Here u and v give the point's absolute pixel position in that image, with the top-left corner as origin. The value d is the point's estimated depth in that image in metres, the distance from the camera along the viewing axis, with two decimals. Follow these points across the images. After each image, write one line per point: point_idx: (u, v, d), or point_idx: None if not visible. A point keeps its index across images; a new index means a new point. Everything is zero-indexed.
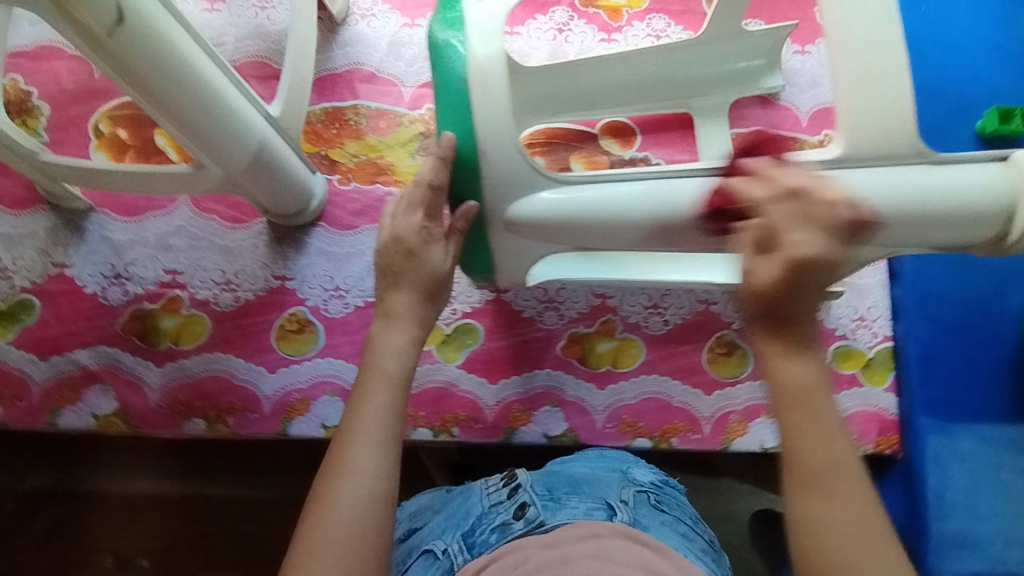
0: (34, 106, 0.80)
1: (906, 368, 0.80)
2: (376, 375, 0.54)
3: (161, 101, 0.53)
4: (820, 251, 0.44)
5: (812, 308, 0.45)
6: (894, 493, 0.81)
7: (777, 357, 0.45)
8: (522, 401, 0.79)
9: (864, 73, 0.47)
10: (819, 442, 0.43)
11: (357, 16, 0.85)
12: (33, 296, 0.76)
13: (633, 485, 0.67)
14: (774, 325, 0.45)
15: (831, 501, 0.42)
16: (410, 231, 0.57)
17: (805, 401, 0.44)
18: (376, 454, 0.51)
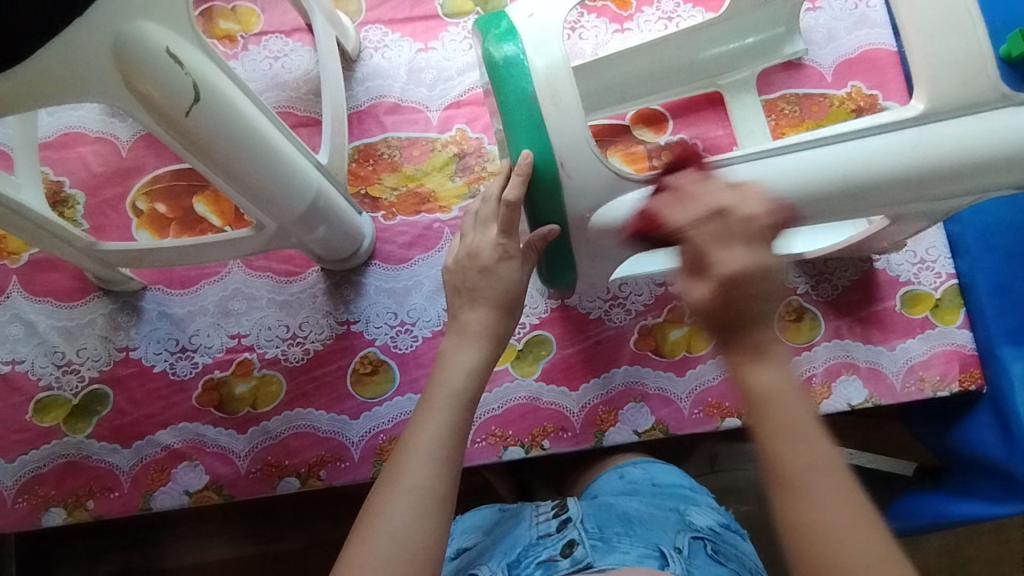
0: (68, 195, 0.79)
1: (977, 302, 0.79)
2: (444, 393, 0.50)
3: (234, 174, 0.52)
4: (750, 264, 0.44)
5: (769, 314, 0.44)
6: (984, 428, 0.79)
7: (743, 361, 0.44)
8: (606, 403, 0.78)
9: (935, 32, 0.52)
10: (798, 445, 0.41)
11: (370, 50, 0.85)
12: (104, 385, 0.75)
13: (690, 530, 0.62)
14: (725, 329, 0.44)
15: (816, 504, 0.40)
16: (486, 246, 0.56)
17: (779, 404, 0.42)
18: (435, 473, 0.47)
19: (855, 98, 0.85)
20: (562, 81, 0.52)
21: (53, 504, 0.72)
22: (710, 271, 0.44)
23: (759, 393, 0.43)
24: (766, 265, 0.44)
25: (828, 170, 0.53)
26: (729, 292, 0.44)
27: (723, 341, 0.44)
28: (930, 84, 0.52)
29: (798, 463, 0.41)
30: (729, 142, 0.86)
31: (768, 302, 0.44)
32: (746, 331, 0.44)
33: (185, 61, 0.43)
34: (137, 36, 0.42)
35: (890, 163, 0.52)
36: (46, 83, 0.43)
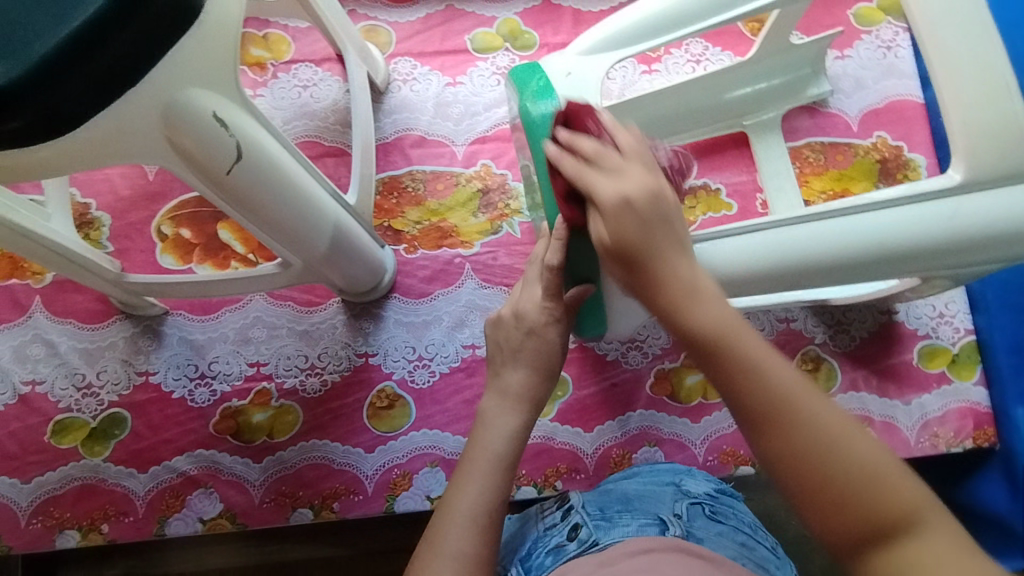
0: (95, 217, 0.80)
1: (994, 361, 0.79)
2: (482, 455, 0.53)
3: (271, 223, 0.53)
4: (632, 183, 0.44)
5: (674, 242, 0.44)
6: (995, 485, 0.79)
7: (672, 309, 0.43)
8: (621, 445, 0.78)
9: (981, 97, 0.52)
10: (754, 380, 0.40)
11: (399, 82, 0.86)
12: (123, 409, 0.76)
13: (688, 497, 0.65)
14: (635, 265, 0.44)
15: (794, 435, 0.39)
16: (532, 308, 0.57)
17: (721, 341, 0.41)
18: (476, 540, 0.48)
19: (881, 148, 0.86)
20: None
21: (67, 526, 0.73)
22: (608, 219, 0.44)
23: (704, 337, 0.42)
24: (645, 185, 0.45)
25: (863, 237, 0.52)
26: (617, 220, 0.44)
27: (649, 296, 0.44)
28: (968, 150, 0.52)
29: (764, 395, 0.40)
30: (753, 188, 0.85)
31: (668, 232, 0.44)
32: (661, 283, 0.43)
33: (230, 124, 0.44)
34: (186, 103, 0.43)
35: (927, 231, 0.52)
36: (94, 147, 0.44)
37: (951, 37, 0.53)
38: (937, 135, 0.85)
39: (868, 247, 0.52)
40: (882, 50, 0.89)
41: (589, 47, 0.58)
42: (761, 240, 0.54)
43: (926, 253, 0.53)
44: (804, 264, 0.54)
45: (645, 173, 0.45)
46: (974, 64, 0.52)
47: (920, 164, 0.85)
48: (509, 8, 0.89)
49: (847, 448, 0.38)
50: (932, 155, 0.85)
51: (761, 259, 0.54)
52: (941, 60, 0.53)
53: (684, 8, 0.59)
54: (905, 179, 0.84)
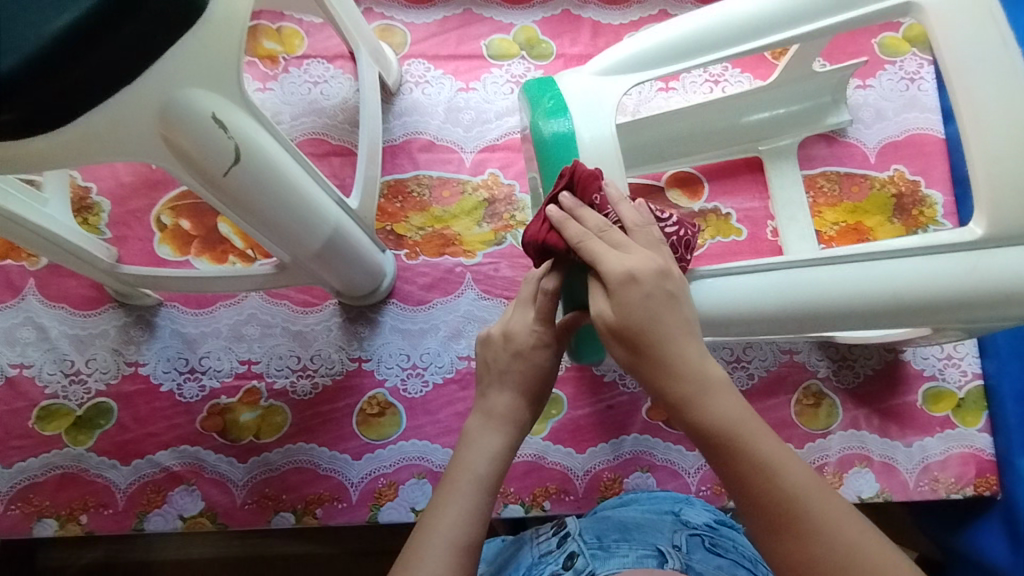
0: (94, 202, 0.79)
1: (1000, 409, 0.77)
2: (467, 477, 0.51)
3: (270, 226, 0.52)
4: (641, 261, 0.45)
5: (688, 330, 0.45)
6: (994, 535, 0.77)
7: (694, 427, 0.43)
8: (613, 469, 0.77)
9: (1009, 149, 0.50)
10: (767, 477, 0.41)
11: (411, 84, 0.85)
12: (109, 399, 0.75)
13: (687, 528, 0.64)
14: (644, 355, 0.44)
15: (809, 540, 0.40)
16: (523, 330, 0.55)
17: (735, 443, 0.42)
18: (451, 562, 0.47)
19: (898, 182, 0.84)
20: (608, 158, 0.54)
21: (46, 514, 0.72)
22: (616, 305, 0.44)
23: (717, 432, 0.43)
24: (652, 267, 0.45)
25: (878, 286, 0.51)
26: (630, 320, 0.44)
27: (655, 383, 0.44)
28: (990, 204, 0.50)
29: (777, 497, 0.41)
30: (764, 216, 0.83)
31: (673, 316, 0.44)
32: (675, 375, 0.43)
33: (230, 126, 0.44)
34: (186, 103, 0.42)
35: (943, 284, 0.50)
36: (90, 142, 0.43)
37: (982, 84, 0.51)
38: (956, 172, 0.83)
39: (883, 295, 0.51)
40: (906, 82, 0.87)
41: (608, 66, 0.57)
42: (772, 280, 0.52)
43: (941, 307, 0.51)
44: (816, 309, 0.52)
45: (651, 252, 0.46)
46: (1006, 113, 0.51)
47: (937, 201, 0.83)
48: (528, 15, 0.87)
49: (868, 553, 0.39)
50: (949, 193, 0.83)
51: (772, 300, 0.52)
52: (970, 106, 0.51)
53: (709, 33, 0.57)
54: (921, 216, 0.82)
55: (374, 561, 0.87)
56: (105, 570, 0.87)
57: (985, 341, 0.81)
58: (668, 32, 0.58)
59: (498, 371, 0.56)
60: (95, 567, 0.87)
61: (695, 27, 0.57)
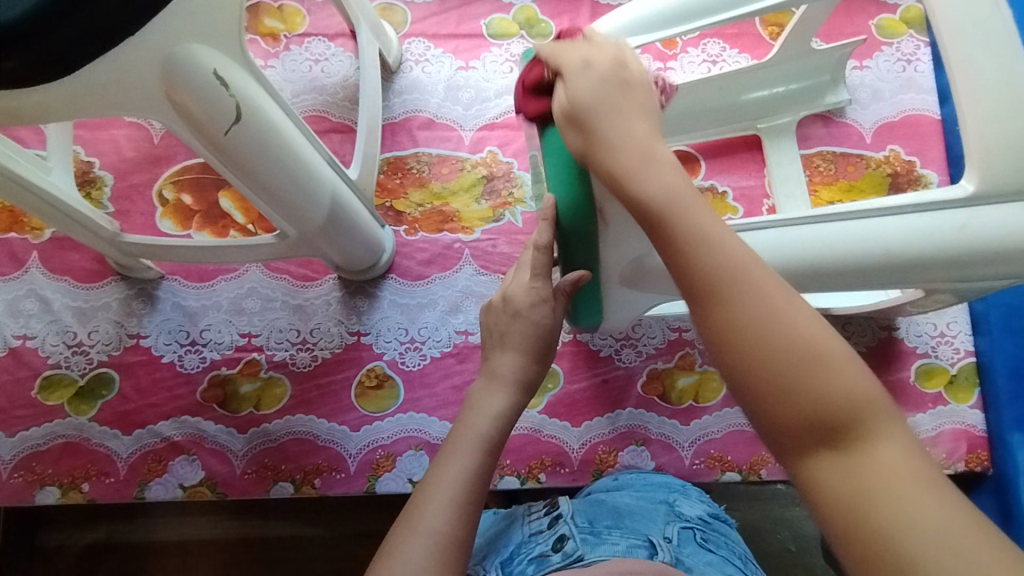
0: (97, 176, 0.80)
1: (993, 385, 0.78)
2: (467, 435, 0.53)
3: (270, 192, 0.53)
4: (602, 49, 0.49)
5: (638, 113, 0.46)
6: (984, 511, 0.78)
7: (627, 176, 0.43)
8: (608, 442, 0.78)
9: (1001, 111, 0.51)
10: (701, 233, 0.40)
11: (411, 63, 0.85)
12: (111, 370, 0.76)
13: (679, 520, 0.65)
14: (582, 122, 0.46)
15: (734, 307, 0.37)
16: (520, 291, 0.57)
17: (669, 207, 0.41)
18: (453, 516, 0.48)
19: (893, 162, 0.84)
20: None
21: (48, 483, 0.73)
22: (571, 83, 0.47)
23: (654, 204, 0.42)
24: (610, 57, 0.48)
25: (870, 241, 0.52)
26: (580, 89, 0.47)
27: (602, 167, 0.45)
28: (984, 165, 0.51)
29: (711, 270, 0.38)
30: (760, 194, 0.84)
31: (628, 99, 0.47)
32: (617, 150, 0.44)
33: (231, 84, 0.44)
34: (188, 58, 0.43)
35: (935, 241, 0.51)
36: (93, 95, 0.44)
37: (977, 52, 0.52)
38: (951, 152, 0.83)
39: (874, 252, 0.52)
40: (902, 63, 0.88)
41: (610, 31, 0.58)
42: (763, 238, 0.54)
43: (932, 265, 0.52)
44: (808, 266, 0.53)
45: (614, 48, 0.49)
46: (998, 78, 0.51)
47: (932, 181, 0.84)
48: None
49: (799, 325, 0.36)
50: (945, 173, 0.84)
51: (762, 257, 0.53)
52: (965, 71, 0.52)
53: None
54: None
55: (371, 536, 0.88)
56: (108, 545, 0.88)
57: (977, 319, 0.81)
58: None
59: (501, 333, 0.58)
60: (98, 542, 0.88)
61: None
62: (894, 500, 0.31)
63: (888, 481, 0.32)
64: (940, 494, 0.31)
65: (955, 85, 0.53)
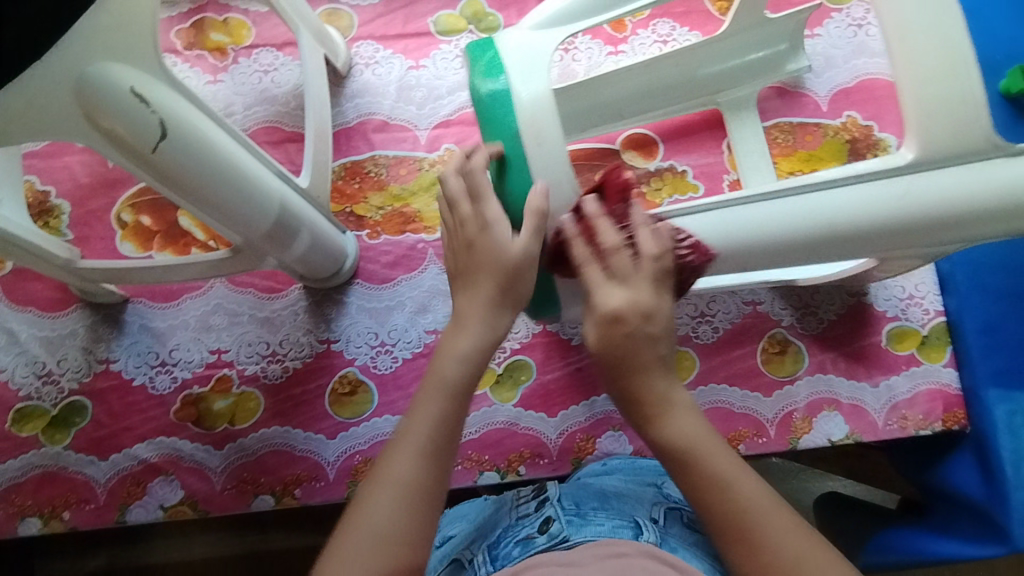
0: (54, 205, 0.79)
1: (964, 341, 0.78)
2: (434, 382, 0.52)
3: (218, 209, 0.53)
4: (635, 301, 0.52)
5: (658, 359, 0.52)
6: (965, 469, 0.77)
7: (659, 419, 0.51)
8: (585, 430, 0.78)
9: (943, 69, 0.49)
10: (717, 479, 0.49)
11: (361, 66, 0.85)
12: (83, 397, 0.75)
13: (667, 502, 0.65)
14: (618, 366, 0.52)
15: (761, 548, 0.47)
16: (468, 221, 0.54)
17: (691, 454, 0.50)
18: (415, 466, 0.48)
19: (850, 128, 0.84)
20: (542, 113, 0.53)
21: (29, 513, 0.73)
22: (599, 334, 0.52)
23: (677, 445, 0.51)
24: (630, 302, 0.52)
25: (805, 218, 0.53)
26: (617, 328, 0.52)
27: (636, 408, 0.52)
28: (925, 130, 0.50)
29: (738, 513, 0.48)
30: (721, 170, 0.84)
31: (649, 351, 0.52)
32: (662, 401, 0.52)
33: (151, 100, 0.45)
34: (102, 77, 0.43)
35: (862, 214, 0.52)
36: (14, 121, 0.44)
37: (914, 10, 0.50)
38: None
39: (813, 226, 0.53)
40: (853, 29, 0.87)
41: (541, 23, 0.58)
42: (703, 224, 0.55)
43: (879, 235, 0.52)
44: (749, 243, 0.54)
45: (650, 292, 0.52)
46: (935, 37, 0.49)
47: (891, 144, 0.83)
48: None
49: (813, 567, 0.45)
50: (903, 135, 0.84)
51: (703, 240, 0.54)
52: (899, 30, 0.50)
53: None
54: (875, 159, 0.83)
55: None
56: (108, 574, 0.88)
57: (945, 278, 0.81)
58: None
59: (465, 268, 0.54)
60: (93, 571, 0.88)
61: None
62: None
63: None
64: None
65: (888, 38, 0.51)
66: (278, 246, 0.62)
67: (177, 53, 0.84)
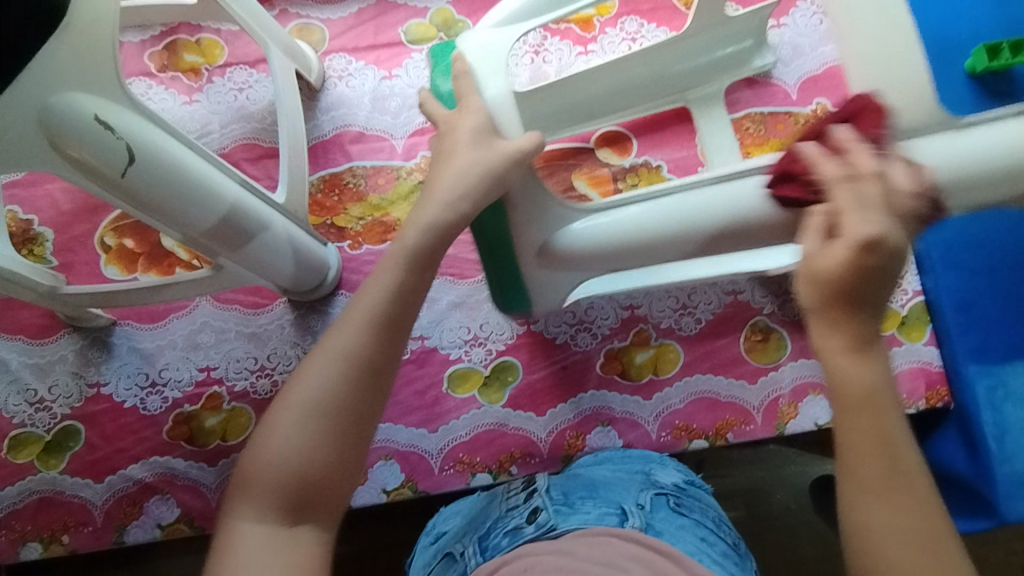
0: (38, 233, 0.80)
1: (943, 320, 0.79)
2: (328, 344, 0.48)
3: (197, 231, 0.55)
4: (880, 231, 0.40)
5: (878, 303, 0.42)
6: (951, 445, 0.79)
7: (843, 353, 0.42)
8: (574, 427, 0.79)
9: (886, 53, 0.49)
10: (880, 442, 0.41)
11: (335, 79, 0.86)
12: (76, 421, 0.76)
13: (654, 487, 0.66)
14: (837, 296, 0.41)
15: (882, 510, 0.40)
16: (452, 118, 0.55)
17: (868, 403, 0.41)
18: (297, 434, 0.46)
19: (821, 115, 0.85)
20: (503, 97, 0.54)
21: (30, 538, 0.74)
22: (817, 254, 0.42)
23: (858, 388, 0.41)
24: (875, 232, 0.40)
25: (683, 214, 0.53)
26: (866, 258, 0.40)
27: (828, 336, 0.42)
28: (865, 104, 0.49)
29: (886, 476, 0.41)
30: (695, 163, 0.85)
31: (878, 290, 0.41)
32: (857, 343, 0.42)
33: (116, 126, 0.46)
34: (65, 107, 0.44)
35: (742, 209, 0.52)
36: None
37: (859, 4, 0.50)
38: None
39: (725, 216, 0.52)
40: (818, 16, 0.88)
41: (502, 21, 0.57)
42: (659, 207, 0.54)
43: None
44: (702, 231, 0.53)
45: (900, 227, 0.41)
46: (881, 26, 0.49)
47: None
48: None
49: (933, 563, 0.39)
50: None
51: (665, 227, 0.54)
52: (845, 19, 0.50)
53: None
54: None
55: (368, 554, 0.87)
56: None
57: (922, 257, 0.81)
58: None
59: (442, 150, 0.54)
60: None
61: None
62: None
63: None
64: None
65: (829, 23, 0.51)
66: (261, 260, 0.63)
67: (152, 76, 0.85)
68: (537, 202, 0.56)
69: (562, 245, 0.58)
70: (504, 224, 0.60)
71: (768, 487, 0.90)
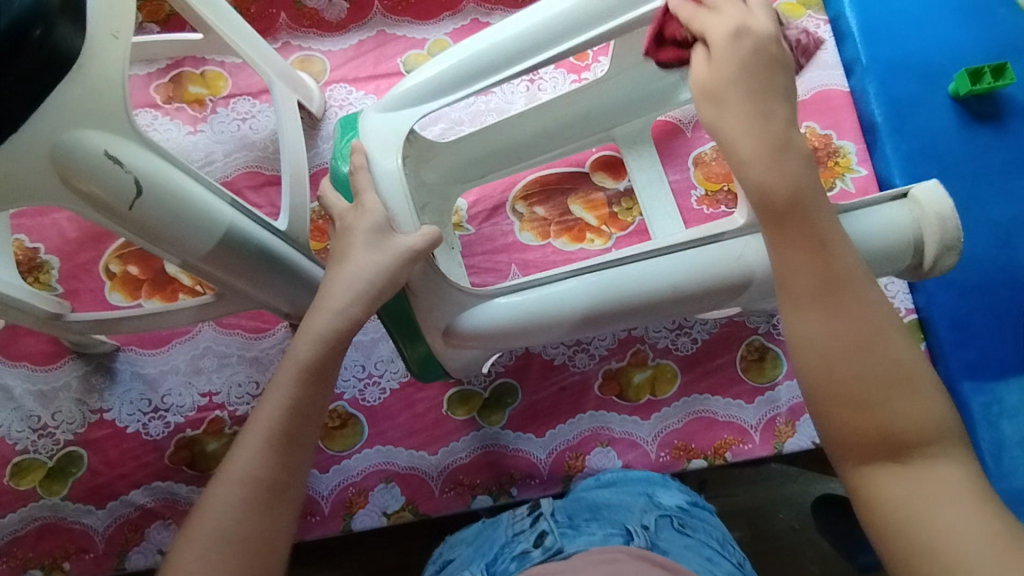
0: (43, 261, 0.82)
1: (937, 338, 0.79)
2: (235, 461, 0.51)
3: (208, 263, 0.57)
4: (745, 30, 0.50)
5: (784, 108, 0.50)
6: None
7: (757, 166, 0.48)
8: (573, 448, 0.79)
9: None
10: (809, 250, 0.47)
11: (335, 109, 0.88)
12: (79, 447, 0.77)
13: (658, 509, 0.66)
14: (734, 99, 0.49)
15: (840, 317, 0.46)
16: (345, 211, 0.59)
17: (797, 215, 0.48)
18: (202, 556, 0.47)
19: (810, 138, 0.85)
20: (397, 191, 0.59)
21: (30, 565, 0.74)
22: (712, 67, 0.50)
23: (784, 199, 0.48)
24: (758, 34, 0.51)
25: (663, 277, 0.57)
26: (741, 60, 0.50)
27: (729, 97, 0.50)
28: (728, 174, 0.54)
29: (825, 271, 0.47)
30: (688, 186, 0.86)
31: (773, 90, 0.50)
32: (764, 130, 0.49)
33: (124, 161, 0.48)
34: (75, 143, 0.47)
35: (717, 267, 0.56)
36: None
37: None
38: (864, 121, 0.86)
39: (636, 292, 0.57)
40: None
41: (398, 99, 0.63)
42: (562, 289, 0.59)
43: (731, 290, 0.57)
44: (620, 304, 0.58)
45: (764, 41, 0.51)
46: None
47: (850, 150, 0.85)
48: (439, 28, 0.91)
49: (889, 356, 0.45)
50: (861, 141, 0.86)
51: (577, 305, 0.58)
52: None
53: (497, 57, 0.61)
54: (836, 166, 0.84)
55: None
56: None
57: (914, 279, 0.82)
58: (464, 51, 0.63)
59: (342, 245, 0.58)
60: None
61: (488, 43, 0.62)
62: (945, 504, 0.43)
63: (936, 503, 0.43)
64: (973, 508, 0.42)
65: None
66: (277, 295, 0.65)
67: (157, 107, 0.87)
68: (437, 290, 0.60)
69: (466, 326, 0.60)
70: (410, 309, 0.67)
71: (770, 505, 0.90)
